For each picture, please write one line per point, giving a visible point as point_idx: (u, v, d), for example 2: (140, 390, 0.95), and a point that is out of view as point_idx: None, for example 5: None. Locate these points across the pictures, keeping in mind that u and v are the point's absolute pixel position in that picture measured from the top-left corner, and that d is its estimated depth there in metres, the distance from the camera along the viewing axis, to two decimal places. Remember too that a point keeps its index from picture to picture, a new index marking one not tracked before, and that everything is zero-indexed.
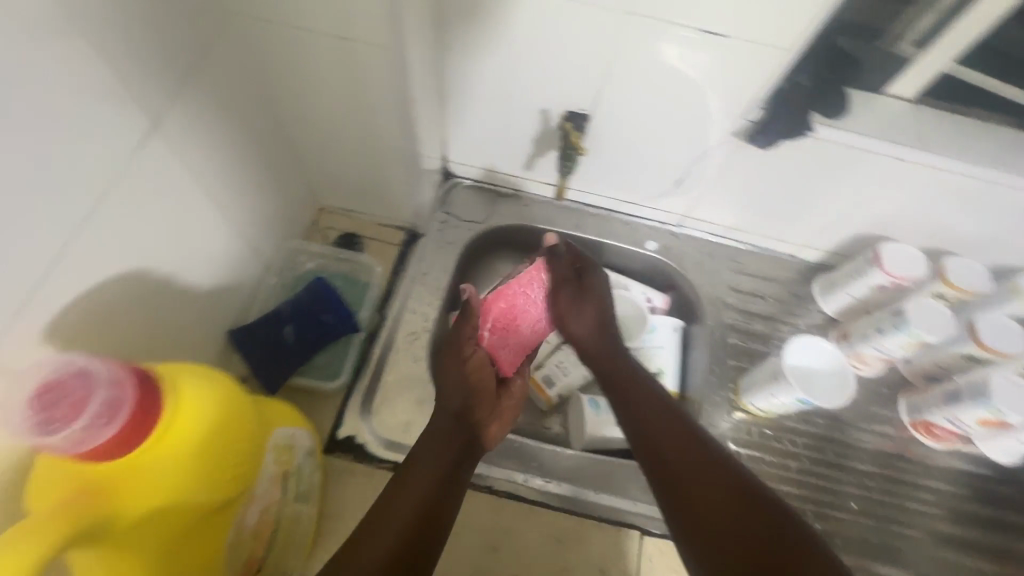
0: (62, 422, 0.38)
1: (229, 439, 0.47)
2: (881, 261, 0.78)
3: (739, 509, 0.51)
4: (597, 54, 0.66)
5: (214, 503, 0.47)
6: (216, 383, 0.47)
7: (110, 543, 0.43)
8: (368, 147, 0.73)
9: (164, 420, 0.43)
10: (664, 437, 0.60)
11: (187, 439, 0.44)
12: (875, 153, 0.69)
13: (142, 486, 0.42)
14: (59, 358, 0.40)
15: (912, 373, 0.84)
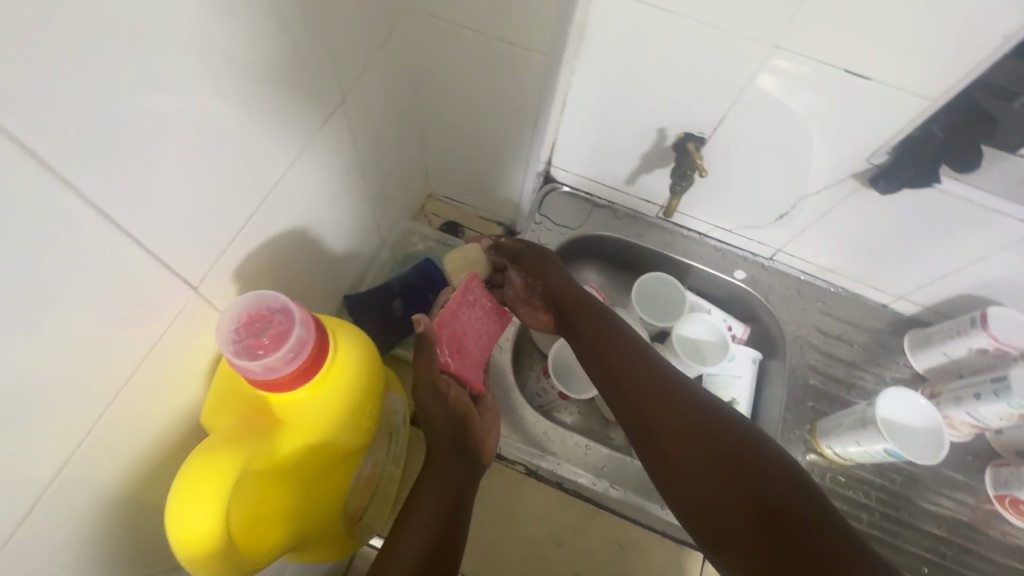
0: (264, 351, 0.44)
1: (371, 384, 0.53)
2: (985, 323, 0.75)
3: (730, 482, 0.49)
4: (727, 81, 0.68)
5: (353, 446, 0.51)
6: (361, 337, 0.54)
7: (273, 477, 0.45)
8: (490, 144, 0.78)
9: (332, 357, 0.49)
10: (648, 410, 0.57)
11: (346, 376, 0.50)
12: (1000, 212, 0.67)
13: (309, 414, 0.47)
14: (263, 296, 0.46)
15: (1003, 445, 0.79)
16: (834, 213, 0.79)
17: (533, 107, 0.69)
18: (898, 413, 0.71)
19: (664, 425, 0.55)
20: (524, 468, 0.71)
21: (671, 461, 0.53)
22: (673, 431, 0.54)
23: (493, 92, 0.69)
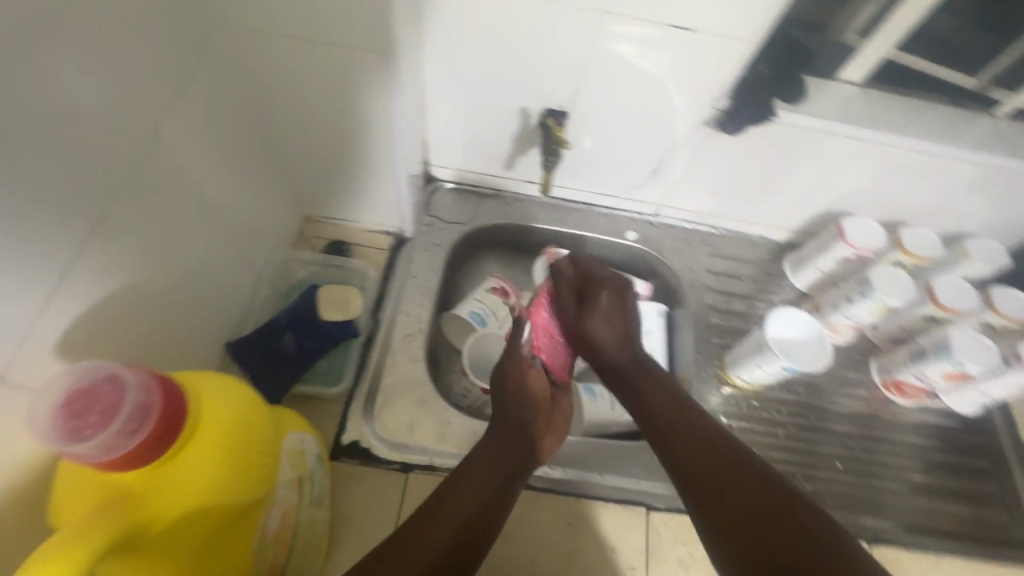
0: (93, 429, 0.39)
1: (252, 439, 0.47)
2: (844, 234, 0.84)
3: (747, 497, 0.49)
4: (571, 51, 0.69)
5: (242, 506, 0.47)
6: (235, 387, 0.48)
7: (146, 553, 0.42)
8: (352, 155, 0.74)
9: (190, 421, 0.43)
10: (677, 430, 0.57)
11: (215, 438, 0.44)
12: (832, 132, 0.75)
13: (173, 488, 0.42)
14: (82, 369, 0.40)
15: (881, 338, 0.90)
16: (699, 160, 0.83)
17: (383, 112, 0.66)
18: (778, 329, 0.77)
19: (691, 445, 0.56)
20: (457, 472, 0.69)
21: (695, 471, 0.54)
22: (693, 449, 0.55)
23: (339, 100, 0.65)
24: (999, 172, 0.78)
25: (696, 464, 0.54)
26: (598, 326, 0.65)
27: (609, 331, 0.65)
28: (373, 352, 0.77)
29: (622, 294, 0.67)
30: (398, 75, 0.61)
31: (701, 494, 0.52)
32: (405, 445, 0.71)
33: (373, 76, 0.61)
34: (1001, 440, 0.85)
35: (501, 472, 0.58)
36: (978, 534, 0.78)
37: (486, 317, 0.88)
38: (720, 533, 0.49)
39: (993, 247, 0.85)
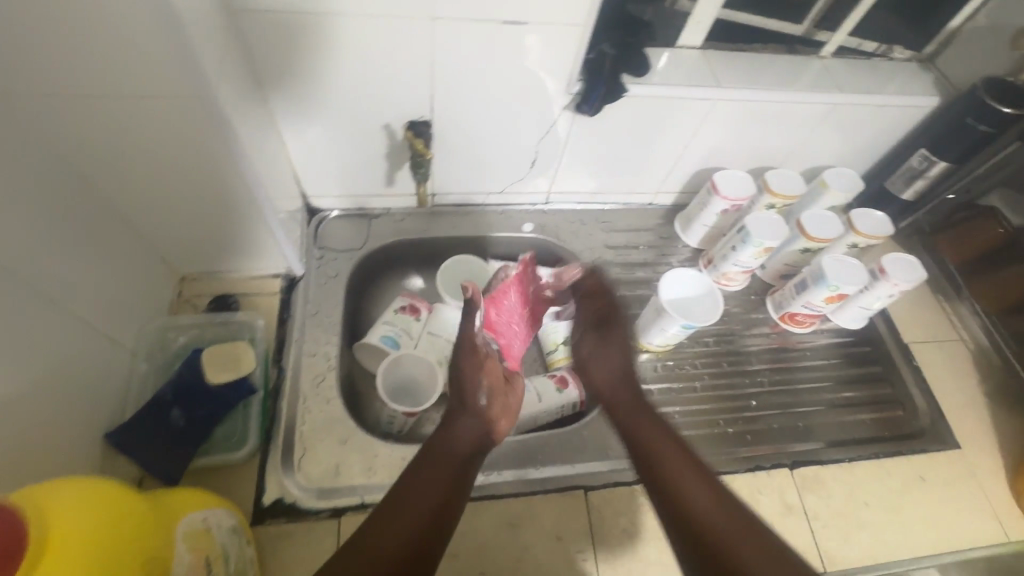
0: None
1: (120, 532, 0.44)
2: (717, 189, 0.89)
3: (749, 558, 0.48)
4: (415, 62, 0.68)
5: None
6: (90, 485, 0.45)
7: None
8: (210, 209, 0.69)
9: (36, 535, 0.40)
10: (676, 469, 0.57)
11: (72, 542, 0.41)
12: (682, 97, 0.78)
13: None
14: None
15: (771, 275, 0.96)
16: (571, 143, 0.85)
17: (225, 158, 0.61)
18: (671, 291, 0.81)
19: (696, 496, 0.54)
20: None
21: (695, 521, 0.52)
22: (697, 498, 0.54)
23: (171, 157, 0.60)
24: (834, 108, 0.85)
25: (698, 518, 0.52)
26: (597, 360, 0.73)
27: (607, 360, 0.73)
28: (281, 402, 0.73)
29: (625, 338, 0.75)
30: (228, 119, 0.57)
31: (698, 545, 0.51)
32: (332, 489, 0.68)
33: (199, 123, 0.56)
34: (888, 346, 0.93)
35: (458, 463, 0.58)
36: (887, 435, 0.84)
37: (399, 338, 0.86)
38: (681, 536, 0.52)
39: (847, 174, 0.92)
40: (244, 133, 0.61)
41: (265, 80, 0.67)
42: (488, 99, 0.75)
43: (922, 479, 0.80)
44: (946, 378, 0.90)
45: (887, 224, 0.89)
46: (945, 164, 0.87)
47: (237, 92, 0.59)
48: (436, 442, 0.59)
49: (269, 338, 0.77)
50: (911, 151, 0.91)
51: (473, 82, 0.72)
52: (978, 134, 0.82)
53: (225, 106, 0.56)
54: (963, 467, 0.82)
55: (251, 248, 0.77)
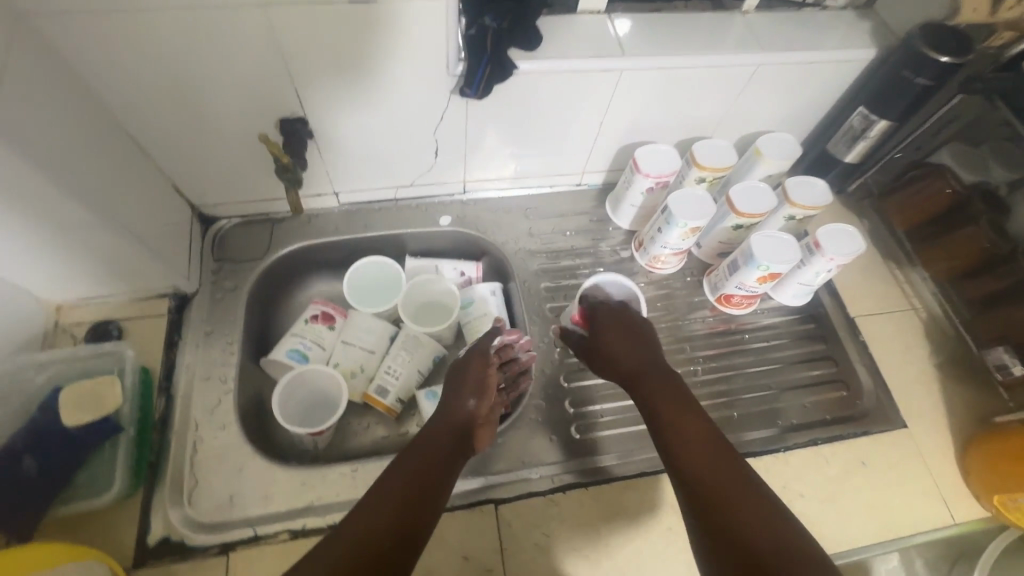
0: None
1: None
2: (638, 167, 0.82)
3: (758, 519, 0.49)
4: (265, 51, 0.62)
5: None
6: None
7: None
8: (54, 236, 0.62)
9: None
10: (681, 430, 0.58)
11: None
12: (583, 70, 0.71)
13: None
14: None
15: (707, 254, 0.90)
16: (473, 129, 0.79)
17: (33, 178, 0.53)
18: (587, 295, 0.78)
19: (702, 458, 0.55)
20: (289, 533, 0.64)
21: (704, 483, 0.53)
22: (705, 460, 0.55)
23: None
24: (758, 69, 0.77)
25: (707, 480, 0.53)
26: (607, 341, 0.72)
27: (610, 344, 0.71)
28: (169, 434, 0.68)
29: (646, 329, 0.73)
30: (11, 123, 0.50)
31: (712, 518, 0.50)
32: (226, 522, 0.64)
33: None
34: (834, 322, 0.87)
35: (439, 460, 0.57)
36: (828, 418, 0.79)
37: (308, 351, 0.81)
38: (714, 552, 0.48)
39: (783, 140, 0.85)
40: (45, 139, 0.54)
41: (94, 84, 0.62)
42: (362, 85, 0.69)
43: (863, 464, 0.75)
44: (895, 353, 0.84)
45: (825, 193, 0.82)
46: (886, 123, 0.80)
47: (26, 94, 0.52)
48: (426, 437, 0.60)
49: (154, 364, 0.72)
50: (850, 111, 0.83)
51: (339, 67, 0.66)
52: (917, 88, 0.74)
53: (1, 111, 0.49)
54: (909, 448, 0.77)
55: (122, 269, 0.70)
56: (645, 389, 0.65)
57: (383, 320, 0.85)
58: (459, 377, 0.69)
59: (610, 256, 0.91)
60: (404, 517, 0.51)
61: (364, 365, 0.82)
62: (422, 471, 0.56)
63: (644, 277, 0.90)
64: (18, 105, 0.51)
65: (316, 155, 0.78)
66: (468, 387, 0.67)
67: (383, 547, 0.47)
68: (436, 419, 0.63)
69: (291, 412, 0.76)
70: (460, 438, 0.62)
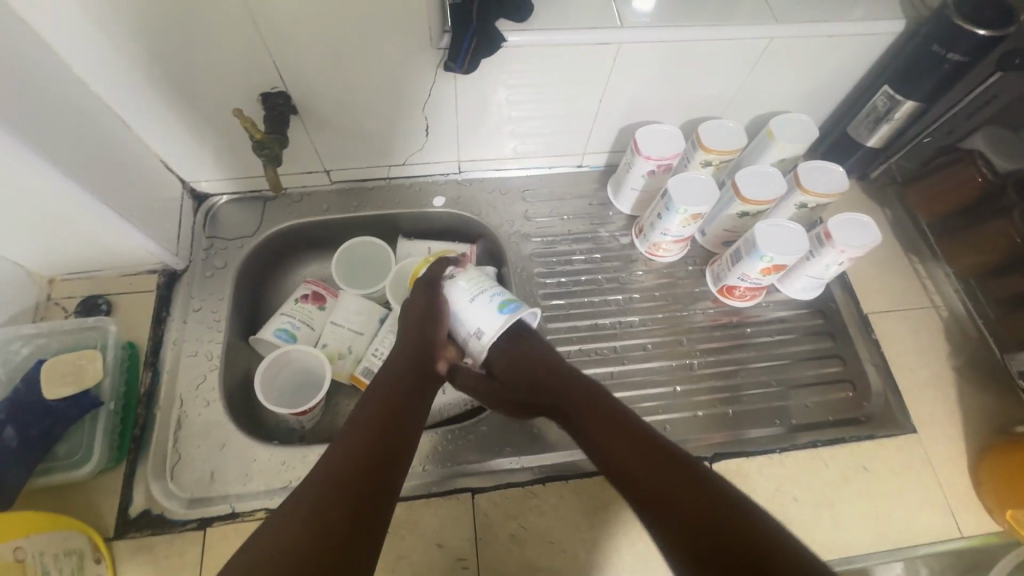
0: None
1: None
2: (638, 148, 0.78)
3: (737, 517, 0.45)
4: (239, 20, 0.60)
5: None
6: None
7: None
8: (33, 208, 0.62)
9: None
10: (625, 449, 0.54)
11: None
12: (577, 43, 0.67)
13: None
14: None
15: (711, 243, 0.85)
16: (465, 105, 0.76)
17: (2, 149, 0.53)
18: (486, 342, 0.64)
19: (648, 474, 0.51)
20: (266, 511, 0.65)
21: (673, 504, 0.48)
22: (654, 475, 0.51)
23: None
24: (771, 43, 0.71)
25: (654, 489, 0.50)
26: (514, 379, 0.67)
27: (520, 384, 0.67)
28: (153, 409, 0.69)
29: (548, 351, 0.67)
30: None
31: (656, 513, 0.48)
32: (206, 497, 0.65)
33: None
34: (845, 318, 0.82)
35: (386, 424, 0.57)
36: (831, 419, 0.75)
37: (296, 331, 0.81)
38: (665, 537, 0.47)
39: (798, 121, 0.79)
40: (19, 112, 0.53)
41: (71, 57, 0.60)
42: (344, 58, 0.66)
43: (865, 468, 0.71)
44: (909, 353, 0.79)
45: (841, 179, 0.76)
46: (912, 103, 0.73)
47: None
48: (373, 397, 0.60)
49: (140, 339, 0.72)
50: (873, 90, 0.77)
51: (323, 38, 0.63)
52: (947, 65, 0.68)
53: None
54: (916, 454, 0.73)
55: (106, 245, 0.70)
56: (568, 412, 0.62)
57: (372, 302, 0.84)
58: (412, 331, 0.67)
59: (608, 242, 0.88)
60: (364, 475, 0.51)
61: (351, 347, 0.81)
62: (377, 428, 0.55)
63: (643, 265, 0.87)
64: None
65: (303, 130, 0.77)
66: (421, 322, 0.67)
67: (348, 509, 0.47)
68: (389, 374, 0.63)
69: (276, 391, 0.76)
70: (416, 390, 0.62)
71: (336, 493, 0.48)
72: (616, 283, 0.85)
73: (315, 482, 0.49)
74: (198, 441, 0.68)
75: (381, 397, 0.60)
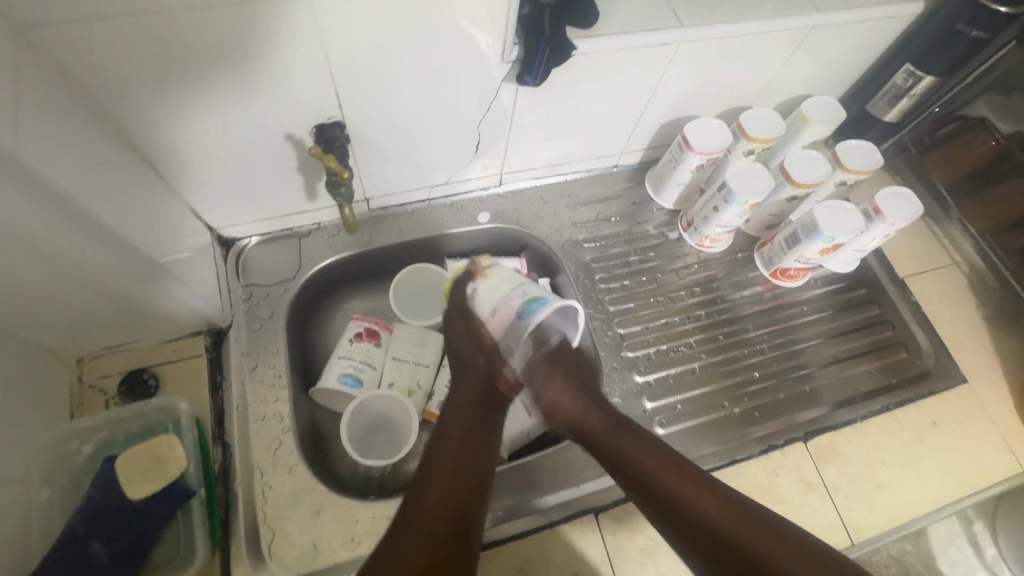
0: None
1: None
2: (689, 144, 0.78)
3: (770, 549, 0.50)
4: (306, 50, 0.54)
5: None
6: None
7: None
8: (76, 285, 0.53)
9: None
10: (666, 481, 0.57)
11: None
12: (639, 46, 0.66)
13: None
14: None
15: (754, 228, 0.88)
16: (516, 116, 0.73)
17: (54, 224, 0.46)
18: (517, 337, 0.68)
19: (698, 503, 0.54)
20: None
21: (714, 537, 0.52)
22: (707, 505, 0.54)
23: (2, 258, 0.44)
24: (811, 31, 0.73)
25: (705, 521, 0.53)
26: (546, 388, 0.68)
27: (552, 394, 0.68)
28: (235, 486, 0.62)
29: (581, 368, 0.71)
30: (42, 176, 0.41)
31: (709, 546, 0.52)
32: (315, 571, 0.60)
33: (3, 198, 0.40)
34: (884, 285, 0.87)
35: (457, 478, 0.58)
36: (894, 382, 0.80)
37: (361, 374, 0.74)
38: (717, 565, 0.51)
39: (826, 103, 0.82)
40: (74, 183, 0.45)
41: (106, 106, 0.51)
42: (402, 82, 0.62)
43: (934, 423, 0.77)
44: (945, 309, 0.86)
45: (872, 154, 0.80)
46: (932, 78, 0.78)
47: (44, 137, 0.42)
48: (448, 424, 0.63)
49: (203, 412, 0.65)
50: (893, 69, 0.81)
51: (385, 62, 0.58)
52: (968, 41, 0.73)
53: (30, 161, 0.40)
54: (971, 402, 0.79)
55: (147, 309, 0.61)
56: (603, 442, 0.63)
57: (434, 332, 0.79)
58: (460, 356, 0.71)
59: (657, 239, 0.88)
60: (457, 506, 0.55)
61: (420, 381, 0.76)
62: (462, 458, 0.60)
63: (693, 257, 0.88)
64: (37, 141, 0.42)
65: (352, 159, 0.71)
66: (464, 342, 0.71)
67: (446, 539, 0.51)
68: (457, 400, 0.66)
69: (355, 442, 0.70)
70: (486, 413, 0.66)
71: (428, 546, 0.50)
72: (673, 279, 0.85)
73: (410, 516, 0.53)
74: (291, 513, 0.62)
75: (458, 426, 0.63)
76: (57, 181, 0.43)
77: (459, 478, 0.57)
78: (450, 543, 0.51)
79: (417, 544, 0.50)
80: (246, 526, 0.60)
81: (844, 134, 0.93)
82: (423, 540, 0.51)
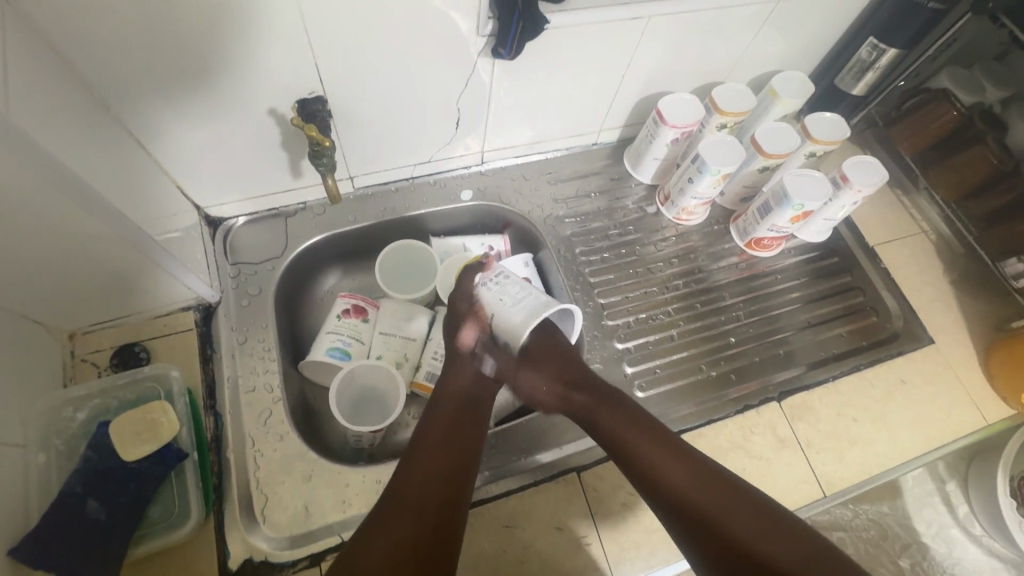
0: None
1: None
2: (664, 118, 0.80)
3: (742, 529, 0.51)
4: (290, 27, 0.56)
5: None
6: None
7: None
8: (70, 256, 0.55)
9: None
10: (665, 463, 0.57)
11: None
12: (610, 21, 0.68)
13: None
14: None
15: (730, 201, 0.91)
16: (495, 93, 0.75)
17: (50, 190, 0.47)
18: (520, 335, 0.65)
19: (674, 472, 0.56)
20: None
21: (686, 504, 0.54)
22: (702, 490, 0.54)
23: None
24: (777, 5, 0.75)
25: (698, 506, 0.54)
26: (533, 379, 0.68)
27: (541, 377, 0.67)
28: (227, 453, 0.64)
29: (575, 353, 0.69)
30: (19, 128, 0.42)
31: (697, 530, 0.53)
32: (308, 532, 0.62)
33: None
34: (855, 253, 0.90)
35: (450, 441, 0.59)
36: (864, 344, 0.83)
37: (349, 347, 0.75)
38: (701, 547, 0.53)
39: (797, 77, 0.84)
40: (51, 140, 0.46)
41: (91, 76, 0.53)
42: (380, 59, 0.64)
43: (902, 382, 0.80)
44: (913, 276, 0.89)
45: (842, 125, 0.82)
46: (895, 51, 0.82)
47: (24, 94, 0.44)
48: (436, 409, 0.63)
49: (196, 383, 0.67)
50: (858, 42, 0.84)
51: (362, 38, 0.60)
52: (927, 12, 0.76)
53: (9, 115, 0.41)
54: (937, 361, 0.82)
55: (138, 285, 0.63)
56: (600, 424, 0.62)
57: (419, 306, 0.80)
58: (454, 323, 0.70)
59: (636, 214, 0.90)
60: (448, 481, 0.55)
61: (408, 354, 0.77)
62: (450, 438, 0.59)
63: (671, 230, 0.90)
64: (30, 113, 0.44)
65: (336, 137, 0.72)
66: (463, 324, 0.69)
67: (439, 515, 0.52)
68: (443, 397, 0.64)
69: (346, 412, 0.72)
70: (473, 398, 0.65)
71: (422, 506, 0.52)
72: (652, 251, 0.88)
73: (400, 491, 0.53)
74: (281, 477, 0.64)
75: (446, 414, 0.62)
76: (34, 138, 0.44)
77: (449, 452, 0.58)
78: (443, 521, 0.52)
79: (410, 522, 0.51)
80: (238, 491, 0.62)
81: (816, 109, 0.97)
82: (419, 518, 0.51)
